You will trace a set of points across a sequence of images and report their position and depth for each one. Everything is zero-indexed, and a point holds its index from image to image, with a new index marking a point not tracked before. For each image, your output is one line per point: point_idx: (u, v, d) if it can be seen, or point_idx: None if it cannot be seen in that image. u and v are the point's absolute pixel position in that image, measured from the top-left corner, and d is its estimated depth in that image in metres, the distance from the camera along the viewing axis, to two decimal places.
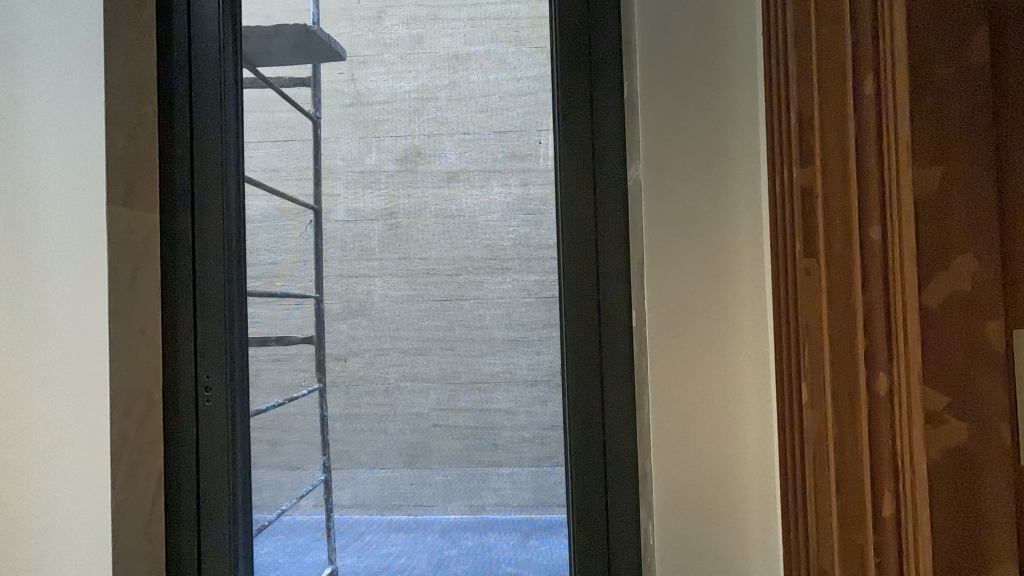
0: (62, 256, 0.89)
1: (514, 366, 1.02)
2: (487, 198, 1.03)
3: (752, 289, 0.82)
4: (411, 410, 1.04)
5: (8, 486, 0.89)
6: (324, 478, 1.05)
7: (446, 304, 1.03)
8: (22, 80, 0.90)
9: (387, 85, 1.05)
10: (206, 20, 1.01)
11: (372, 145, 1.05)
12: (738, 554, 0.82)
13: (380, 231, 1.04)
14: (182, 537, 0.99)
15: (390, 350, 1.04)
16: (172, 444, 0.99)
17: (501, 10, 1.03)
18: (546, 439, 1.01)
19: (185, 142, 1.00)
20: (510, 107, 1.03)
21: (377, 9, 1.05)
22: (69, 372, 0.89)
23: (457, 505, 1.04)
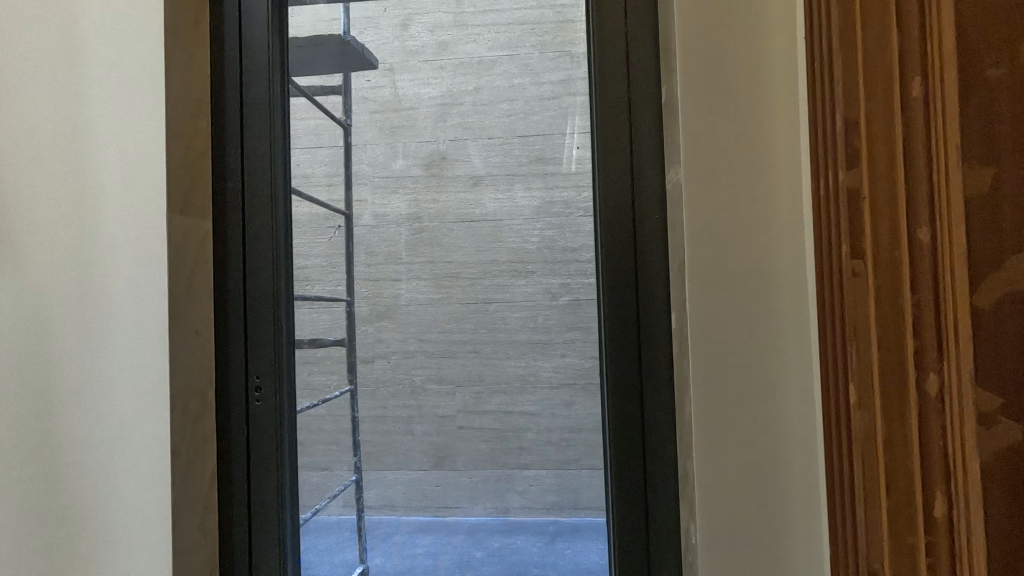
0: (121, 262, 0.94)
1: (538, 369, 1.04)
2: (511, 202, 1.05)
3: (794, 290, 0.82)
4: (437, 412, 1.06)
5: (71, 481, 0.94)
6: (355, 478, 1.07)
7: (472, 307, 1.05)
8: (87, 95, 0.95)
9: (413, 91, 1.08)
10: (255, 34, 1.05)
11: (399, 151, 1.08)
12: (784, 555, 0.82)
13: (406, 236, 1.07)
14: (233, 533, 1.02)
15: (416, 352, 1.06)
16: (225, 442, 1.03)
17: (524, 15, 1.05)
18: (572, 442, 1.03)
19: (235, 151, 1.04)
20: (534, 112, 1.04)
21: (403, 17, 1.08)
22: (130, 373, 0.93)
23: (483, 507, 1.05)
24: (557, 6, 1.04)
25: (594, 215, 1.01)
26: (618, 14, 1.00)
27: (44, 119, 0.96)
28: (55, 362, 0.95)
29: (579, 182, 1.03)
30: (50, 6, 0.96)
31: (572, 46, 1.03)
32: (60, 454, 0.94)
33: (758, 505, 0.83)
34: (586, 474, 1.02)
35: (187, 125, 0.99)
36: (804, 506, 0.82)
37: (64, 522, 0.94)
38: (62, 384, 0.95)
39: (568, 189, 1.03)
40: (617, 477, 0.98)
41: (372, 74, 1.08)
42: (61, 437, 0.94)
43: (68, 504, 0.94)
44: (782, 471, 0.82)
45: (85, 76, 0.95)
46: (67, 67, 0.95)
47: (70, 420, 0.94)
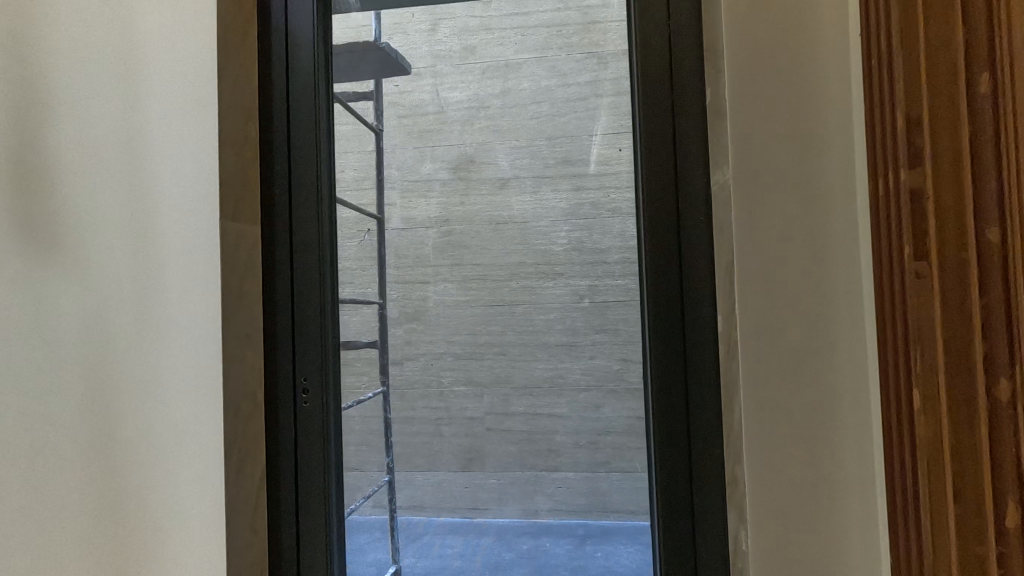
0: (179, 268, 0.98)
1: (563, 371, 1.15)
2: (539, 203, 1.15)
3: (849, 293, 0.80)
4: (465, 414, 1.21)
5: (134, 477, 0.99)
6: (388, 479, 1.19)
7: (496, 308, 1.20)
8: (144, 108, 0.99)
9: (440, 96, 1.20)
10: (301, 39, 1.06)
11: (427, 155, 1.21)
12: (837, 560, 0.80)
13: (434, 238, 1.21)
14: (282, 532, 1.04)
15: (444, 353, 1.21)
16: (274, 442, 1.04)
17: (553, 17, 1.11)
18: (598, 443, 1.12)
19: (282, 155, 1.06)
20: (562, 113, 1.13)
21: (431, 22, 1.17)
22: (189, 375, 0.97)
23: (512, 508, 1.21)
24: (583, 7, 1.07)
25: (636, 215, 1.02)
26: (654, 9, 0.98)
27: (103, 130, 0.99)
28: (117, 363, 0.99)
29: (605, 183, 1.08)
30: (107, 18, 1.00)
31: (598, 47, 1.07)
32: (122, 450, 0.99)
33: (810, 511, 0.81)
34: (614, 476, 1.08)
35: (238, 133, 1.01)
36: (859, 513, 0.80)
37: (126, 515, 0.99)
38: (123, 383, 0.99)
39: (595, 189, 1.10)
40: (664, 480, 0.97)
41: (401, 79, 1.19)
42: (122, 436, 0.99)
43: (131, 498, 0.99)
44: (836, 477, 0.81)
45: (144, 88, 0.99)
46: (125, 79, 0.99)
47: (132, 418, 0.99)
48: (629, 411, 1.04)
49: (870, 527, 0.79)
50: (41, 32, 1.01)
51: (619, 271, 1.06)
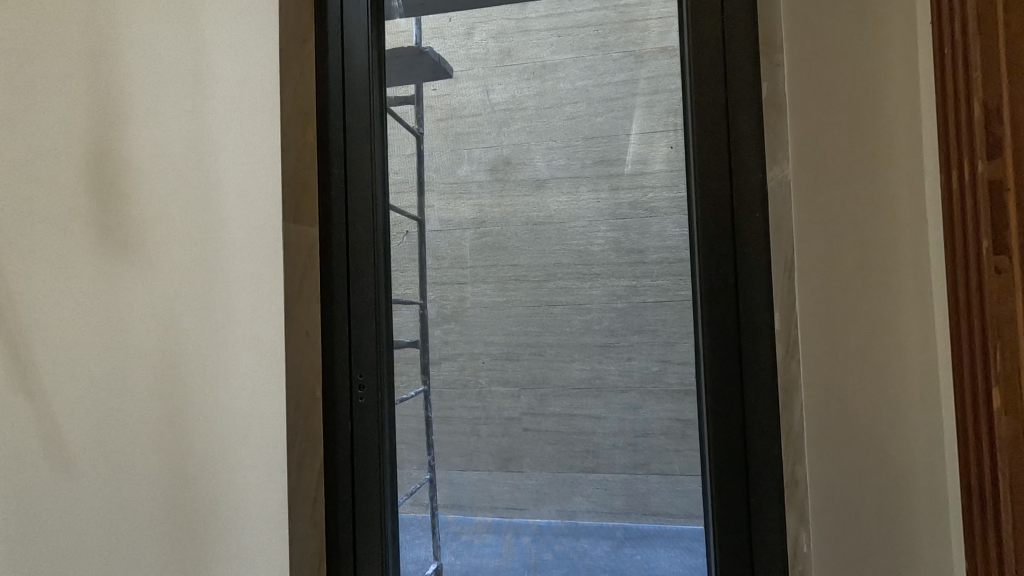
0: (242, 268, 1.01)
1: (603, 372, 1.06)
2: (577, 204, 1.07)
3: (916, 285, 0.78)
4: (502, 414, 1.09)
5: (200, 473, 1.02)
6: (429, 477, 1.11)
7: (536, 311, 1.08)
8: (211, 115, 1.03)
9: (478, 99, 1.11)
10: (355, 50, 1.11)
11: (463, 156, 1.11)
12: (903, 558, 0.78)
13: (471, 239, 1.10)
14: (339, 523, 1.07)
15: (482, 355, 1.09)
16: (331, 438, 1.07)
17: (590, 17, 1.08)
18: (638, 446, 1.04)
19: (338, 161, 1.09)
20: (597, 114, 1.07)
21: (466, 26, 1.12)
22: (253, 370, 1.01)
23: (548, 509, 1.08)
24: (622, 6, 1.06)
25: (692, 216, 1.01)
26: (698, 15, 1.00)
27: (173, 138, 1.05)
28: (183, 361, 1.03)
29: (646, 182, 1.04)
30: (177, 30, 1.05)
31: (635, 46, 1.05)
32: (189, 446, 1.02)
33: (873, 509, 0.79)
34: (653, 480, 1.03)
35: (298, 138, 1.05)
36: (925, 514, 0.77)
37: (193, 509, 1.02)
38: (191, 380, 1.03)
39: (634, 189, 1.05)
40: (718, 479, 0.96)
41: (442, 83, 1.12)
42: (187, 430, 1.03)
43: (198, 492, 1.02)
44: (902, 476, 0.79)
45: (212, 96, 1.03)
46: (192, 88, 1.04)
47: (198, 414, 1.02)
48: (668, 412, 1.03)
49: (938, 529, 0.76)
50: (118, 47, 1.07)
51: (659, 272, 1.03)
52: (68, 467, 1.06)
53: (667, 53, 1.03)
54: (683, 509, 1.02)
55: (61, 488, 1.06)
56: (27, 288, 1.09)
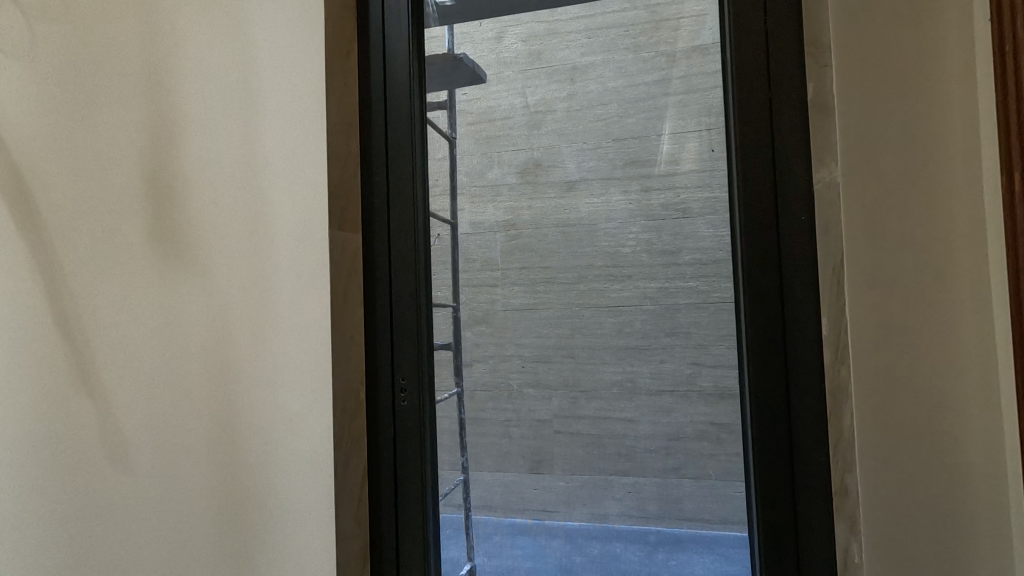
0: (290, 273, 1.04)
1: (636, 375, 1.06)
2: (607, 205, 1.08)
3: (974, 279, 0.77)
4: (534, 416, 1.10)
5: (251, 472, 1.05)
6: (462, 478, 1.13)
7: (569, 312, 1.09)
8: (260, 124, 1.07)
9: (506, 100, 1.14)
10: (397, 60, 1.14)
11: (494, 160, 1.14)
12: (961, 559, 0.77)
13: (502, 241, 1.12)
14: (382, 522, 1.10)
15: (512, 356, 1.12)
16: (376, 438, 1.11)
17: (619, 18, 1.10)
18: (671, 450, 1.04)
19: (382, 169, 1.13)
20: (627, 116, 1.08)
21: (496, 31, 1.15)
22: (300, 372, 1.03)
23: (580, 512, 1.09)
24: (651, 6, 1.08)
25: (734, 219, 1.01)
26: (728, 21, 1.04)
27: (223, 148, 1.09)
28: (233, 362, 1.06)
29: (677, 185, 1.05)
30: (228, 43, 1.09)
31: (665, 46, 1.07)
32: (239, 444, 1.06)
33: (930, 503, 0.78)
34: (686, 483, 1.04)
35: (343, 146, 1.09)
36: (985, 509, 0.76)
37: (244, 508, 1.05)
38: (240, 381, 1.06)
39: (665, 190, 1.05)
40: (761, 487, 0.95)
41: (470, 87, 1.15)
42: (237, 430, 1.06)
43: (249, 492, 1.05)
44: (961, 475, 0.78)
45: (261, 105, 1.07)
46: (242, 99, 1.08)
47: (248, 415, 1.05)
48: (701, 417, 1.02)
49: (997, 522, 0.76)
50: (172, 61, 1.12)
51: (690, 273, 1.04)
52: (125, 463, 1.11)
53: (698, 51, 1.05)
54: (719, 516, 1.02)
55: (118, 483, 1.11)
56: (91, 292, 1.15)
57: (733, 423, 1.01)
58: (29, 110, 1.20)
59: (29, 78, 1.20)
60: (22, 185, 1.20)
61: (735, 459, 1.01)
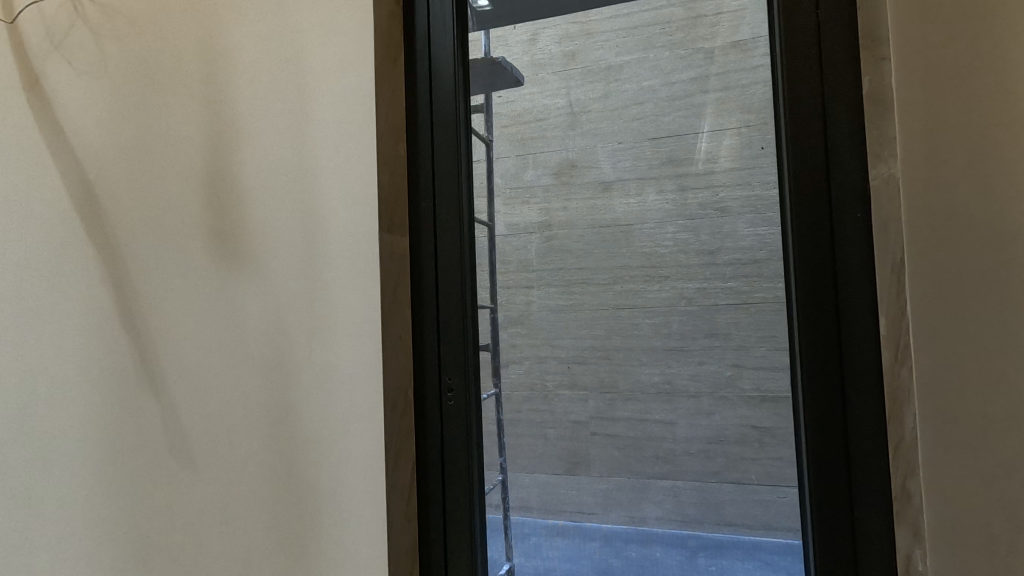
0: (343, 275, 1.07)
1: (673, 376, 1.07)
2: (643, 205, 1.09)
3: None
4: (569, 418, 1.13)
5: (306, 470, 1.08)
6: (502, 478, 1.16)
7: (604, 312, 1.12)
8: (314, 131, 1.10)
9: (542, 102, 1.17)
10: (442, 66, 1.16)
11: (530, 162, 1.17)
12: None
13: (537, 244, 1.16)
14: (430, 521, 1.12)
15: (548, 358, 1.14)
16: (422, 438, 1.14)
17: (655, 16, 1.11)
18: (710, 454, 1.05)
19: (428, 174, 1.16)
20: (663, 113, 1.10)
21: (530, 32, 1.18)
22: (353, 371, 1.06)
23: (617, 513, 1.12)
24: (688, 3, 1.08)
25: (784, 217, 1.00)
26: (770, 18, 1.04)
27: (278, 154, 1.13)
28: (289, 361, 1.10)
29: (713, 181, 1.05)
30: (281, 54, 1.13)
31: (705, 42, 1.07)
32: (294, 441, 1.09)
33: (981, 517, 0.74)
34: (728, 490, 1.05)
35: (391, 152, 1.11)
36: None
37: (300, 505, 1.08)
38: (295, 380, 1.10)
39: (702, 190, 1.06)
40: (816, 492, 0.93)
41: (505, 91, 1.19)
42: (293, 427, 1.10)
43: (305, 489, 1.08)
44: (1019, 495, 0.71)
45: (314, 113, 1.11)
46: (295, 108, 1.12)
47: (302, 412, 1.09)
48: (743, 420, 1.02)
49: None
50: (229, 73, 1.17)
51: (730, 274, 1.04)
52: (189, 458, 1.16)
53: (738, 47, 1.05)
54: (761, 522, 1.02)
55: (181, 478, 1.17)
56: (155, 295, 1.21)
57: (774, 427, 1.00)
58: (100, 126, 1.27)
59: (99, 91, 1.28)
60: (92, 197, 1.27)
61: (777, 463, 1.00)
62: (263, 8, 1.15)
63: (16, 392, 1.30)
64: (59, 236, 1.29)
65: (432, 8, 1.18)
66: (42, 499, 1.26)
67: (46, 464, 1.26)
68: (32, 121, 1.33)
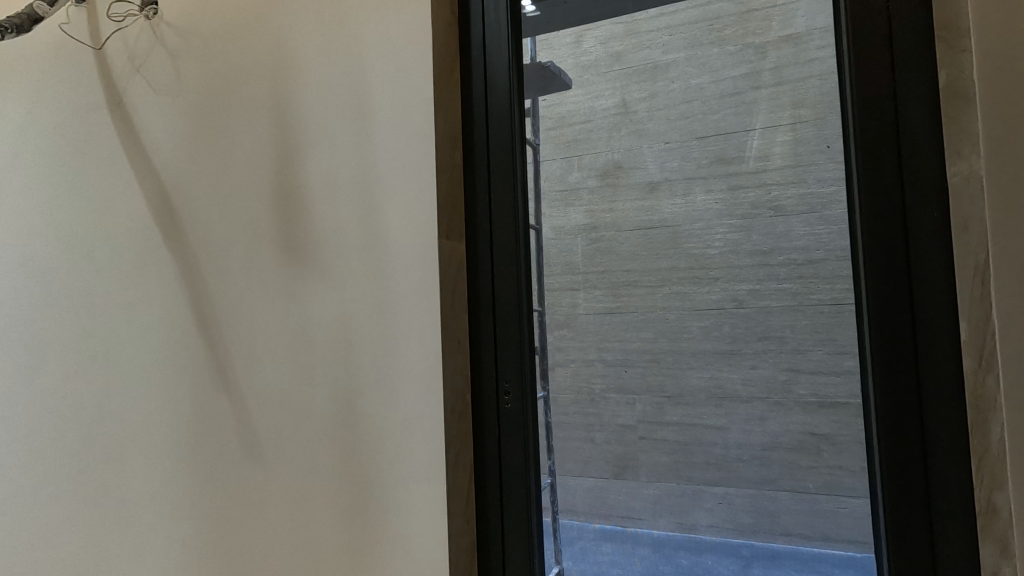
0: (404, 280, 1.11)
1: (723, 381, 1.09)
2: (690, 205, 1.12)
3: None
4: (617, 421, 1.18)
5: (369, 469, 1.12)
6: (550, 480, 1.17)
7: (647, 317, 1.16)
8: (374, 142, 1.15)
9: (587, 104, 1.22)
10: (496, 73, 1.18)
11: (575, 164, 1.21)
12: None
13: (583, 244, 1.19)
14: (488, 522, 1.14)
15: (595, 361, 1.18)
16: (481, 440, 1.16)
17: (701, 12, 1.11)
18: (763, 463, 1.07)
19: (484, 180, 1.18)
20: (713, 110, 1.12)
21: (575, 34, 1.21)
22: (413, 374, 1.09)
23: (667, 521, 1.17)
24: None
25: (852, 214, 0.96)
26: (826, 8, 1.00)
27: (340, 165, 1.18)
28: (353, 363, 1.15)
29: (765, 180, 1.06)
30: (344, 67, 1.18)
31: (754, 38, 1.08)
32: (359, 441, 1.13)
33: None
34: (783, 497, 1.06)
35: (448, 160, 1.14)
36: None
37: (363, 502, 1.12)
38: (358, 382, 1.14)
39: (754, 189, 1.06)
40: (893, 505, 0.88)
41: (555, 94, 1.22)
42: (356, 427, 1.14)
43: (368, 486, 1.12)
44: None
45: (373, 124, 1.15)
46: (357, 120, 1.16)
47: (363, 412, 1.13)
48: (798, 425, 1.01)
49: None
50: (296, 88, 1.23)
51: (784, 274, 1.02)
52: (258, 456, 1.22)
53: (790, 41, 1.04)
54: (818, 531, 1.01)
55: (252, 474, 1.23)
56: (225, 300, 1.28)
57: (832, 434, 0.97)
58: (177, 141, 1.36)
59: (175, 109, 1.36)
60: (170, 209, 1.36)
61: (837, 472, 0.97)
62: (328, 25, 1.20)
63: (103, 393, 1.40)
64: (141, 246, 1.38)
65: (485, 15, 1.19)
66: (127, 493, 1.35)
67: (130, 460, 1.35)
68: (116, 139, 1.43)
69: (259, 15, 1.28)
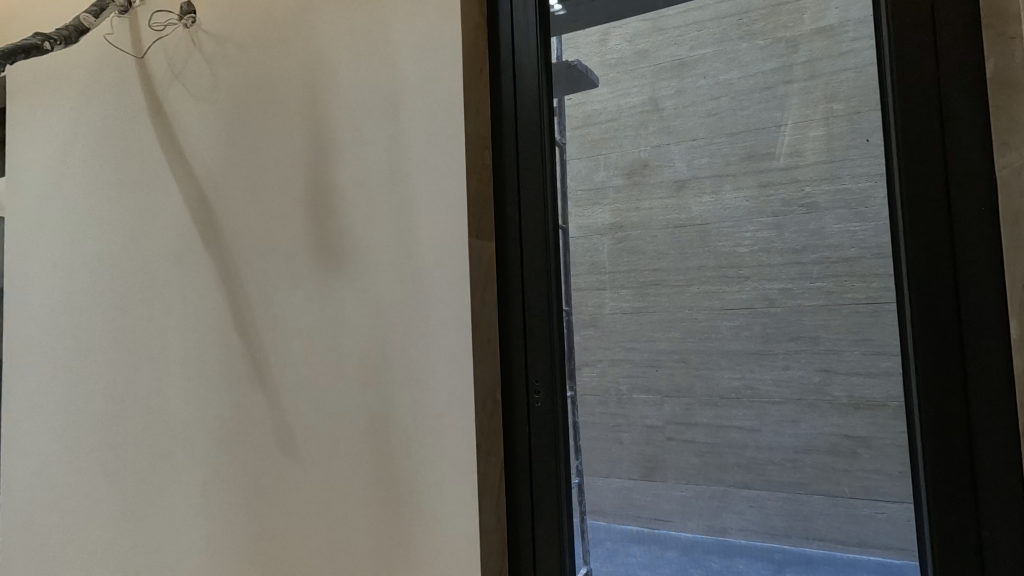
0: (434, 280, 1.12)
1: (754, 381, 1.03)
2: (722, 204, 1.07)
3: None
4: (646, 422, 1.11)
5: (399, 466, 1.14)
6: (578, 481, 1.16)
7: (677, 316, 1.09)
8: (405, 144, 1.16)
9: (613, 102, 1.17)
10: (526, 75, 1.19)
11: (600, 163, 1.17)
12: None
13: (609, 244, 1.15)
14: (518, 520, 1.15)
15: (621, 361, 1.14)
16: (512, 438, 1.17)
17: (730, 7, 1.09)
18: (799, 464, 1.00)
19: (512, 181, 1.19)
20: (745, 106, 1.07)
21: (601, 32, 1.19)
22: (444, 372, 1.10)
23: (696, 523, 1.08)
24: None
25: (889, 211, 0.95)
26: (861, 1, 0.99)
27: (371, 167, 1.20)
28: (384, 361, 1.17)
29: (797, 176, 1.01)
30: (375, 71, 1.20)
31: (785, 30, 1.04)
32: (390, 439, 1.15)
33: None
34: (817, 499, 0.98)
35: (478, 161, 1.15)
36: None
37: (394, 499, 1.14)
38: (388, 380, 1.16)
39: (785, 184, 1.02)
40: (937, 506, 0.88)
41: (580, 93, 1.19)
42: (386, 425, 1.16)
43: (398, 484, 1.14)
44: None
45: (404, 126, 1.17)
46: (388, 123, 1.18)
47: (393, 410, 1.15)
48: (833, 427, 0.97)
49: None
50: (327, 93, 1.26)
51: (818, 273, 0.99)
52: (293, 452, 1.25)
53: (823, 33, 1.01)
54: (854, 536, 0.96)
55: (286, 471, 1.26)
56: (261, 300, 1.32)
57: (869, 436, 0.95)
58: (214, 146, 1.40)
59: (212, 115, 1.41)
60: (207, 212, 1.40)
61: (874, 476, 0.95)
62: (359, 29, 1.22)
63: (145, 391, 1.45)
64: (180, 248, 1.43)
65: (516, 18, 1.21)
66: (168, 488, 1.39)
67: (169, 455, 1.40)
68: (156, 144, 1.48)
69: (292, 22, 1.31)
